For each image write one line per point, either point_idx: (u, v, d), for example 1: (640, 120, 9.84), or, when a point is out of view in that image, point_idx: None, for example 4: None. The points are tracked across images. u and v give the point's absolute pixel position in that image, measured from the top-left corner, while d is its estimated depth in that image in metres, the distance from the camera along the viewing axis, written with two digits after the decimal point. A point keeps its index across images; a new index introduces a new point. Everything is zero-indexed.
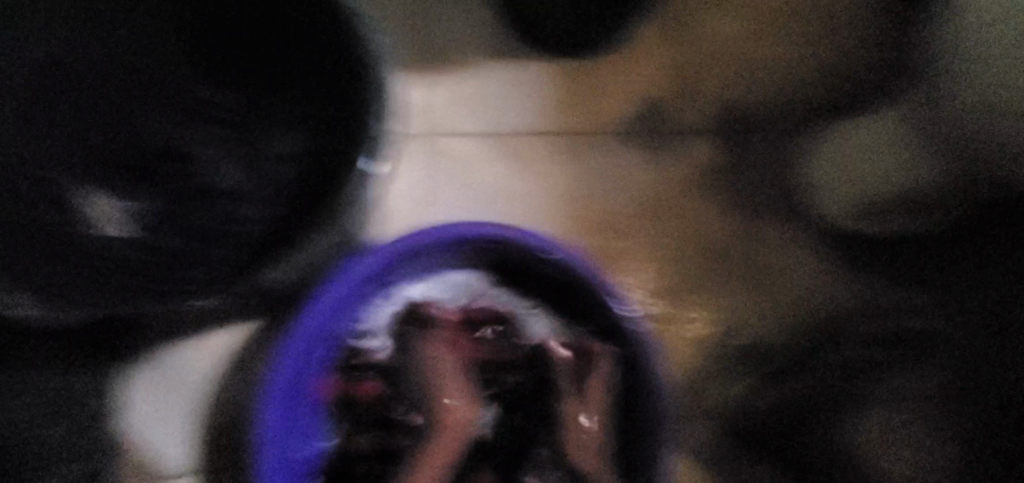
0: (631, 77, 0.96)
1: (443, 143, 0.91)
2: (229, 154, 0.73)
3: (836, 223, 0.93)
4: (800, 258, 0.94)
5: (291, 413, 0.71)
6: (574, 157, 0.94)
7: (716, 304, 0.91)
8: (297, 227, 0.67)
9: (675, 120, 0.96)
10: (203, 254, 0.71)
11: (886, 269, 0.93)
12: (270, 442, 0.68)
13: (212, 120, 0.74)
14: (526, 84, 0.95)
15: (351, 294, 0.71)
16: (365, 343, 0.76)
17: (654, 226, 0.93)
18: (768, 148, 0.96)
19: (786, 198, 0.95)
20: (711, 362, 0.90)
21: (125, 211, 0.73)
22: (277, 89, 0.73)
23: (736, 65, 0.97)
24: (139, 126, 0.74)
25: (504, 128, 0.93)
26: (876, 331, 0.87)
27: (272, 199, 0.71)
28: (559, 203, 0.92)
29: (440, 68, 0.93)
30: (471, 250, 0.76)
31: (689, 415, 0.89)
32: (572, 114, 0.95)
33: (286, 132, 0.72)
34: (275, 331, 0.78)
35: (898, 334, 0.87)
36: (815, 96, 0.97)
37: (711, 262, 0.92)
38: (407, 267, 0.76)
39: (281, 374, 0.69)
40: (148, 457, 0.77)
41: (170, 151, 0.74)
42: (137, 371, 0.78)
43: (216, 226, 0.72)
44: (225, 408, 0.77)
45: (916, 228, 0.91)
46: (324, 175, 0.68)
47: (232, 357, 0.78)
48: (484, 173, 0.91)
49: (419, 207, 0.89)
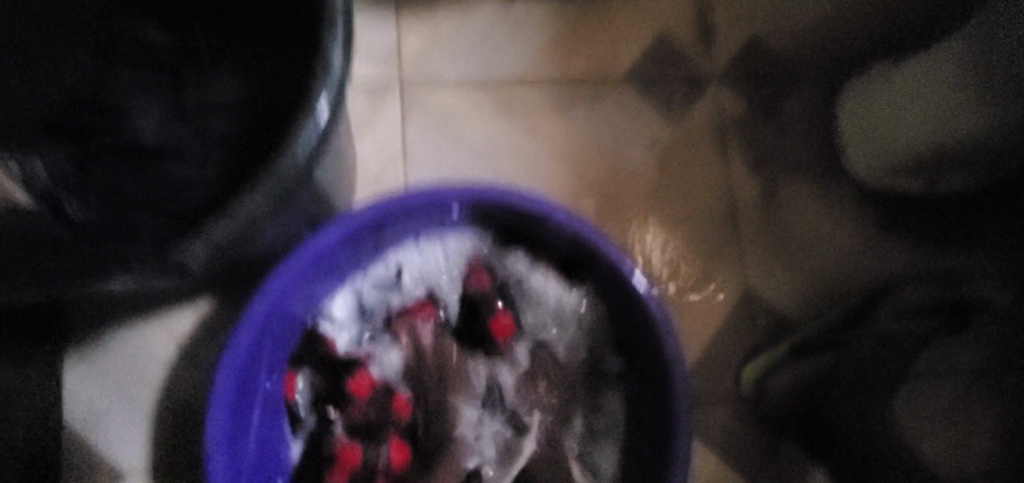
0: (644, 18, 0.85)
1: (429, 96, 0.79)
2: (154, 102, 0.59)
3: (878, 182, 0.82)
4: (833, 221, 0.84)
5: (243, 410, 0.60)
6: (578, 109, 0.82)
7: (739, 274, 0.81)
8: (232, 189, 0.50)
9: (692, 64, 0.84)
10: (125, 228, 0.52)
11: (924, 235, 0.84)
12: (216, 453, 0.56)
13: (133, 63, 0.60)
14: (521, 26, 0.83)
15: (311, 270, 0.61)
16: (330, 327, 0.67)
17: (666, 187, 0.82)
18: (793, 99, 0.85)
19: (815, 155, 0.85)
20: (731, 339, 0.80)
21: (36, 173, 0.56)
22: (215, 22, 0.58)
23: (760, 6, 0.86)
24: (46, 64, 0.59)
25: (495, 77, 0.81)
26: (931, 294, 0.67)
27: (203, 156, 0.55)
28: (558, 163, 0.81)
29: (426, 9, 0.81)
30: (456, 216, 0.66)
31: (705, 401, 0.79)
32: (574, 60, 0.83)
33: (225, 74, 0.57)
34: (235, 313, 0.68)
35: (952, 296, 0.66)
36: (847, 42, 0.87)
37: (731, 226, 0.82)
38: (380, 237, 0.65)
39: (227, 370, 0.56)
40: (87, 462, 0.66)
41: (90, 100, 0.59)
42: (73, 360, 0.67)
43: (138, 191, 0.55)
44: (176, 402, 0.67)
45: (963, 188, 0.80)
46: (269, 121, 0.52)
47: (189, 344, 0.68)
48: (472, 128, 0.80)
49: (396, 168, 0.78)
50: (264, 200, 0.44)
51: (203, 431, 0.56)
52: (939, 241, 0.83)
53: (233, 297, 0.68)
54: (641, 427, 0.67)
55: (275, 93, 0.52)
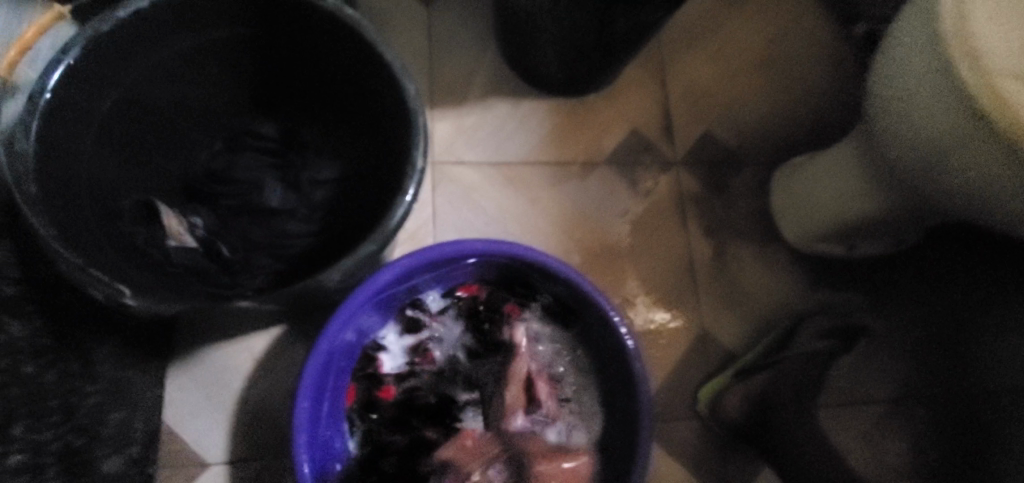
0: (622, 115, 1.10)
1: (455, 172, 1.03)
2: (269, 177, 0.82)
3: (804, 245, 1.05)
4: (771, 274, 1.05)
5: (319, 405, 0.78)
6: (571, 183, 1.06)
7: (697, 315, 1.02)
8: (332, 243, 0.77)
9: (659, 151, 1.09)
10: (246, 265, 0.76)
11: (843, 286, 1.05)
12: (300, 433, 0.74)
13: (253, 149, 0.84)
14: (527, 119, 1.08)
15: (371, 300, 0.81)
16: (380, 352, 0.86)
17: (639, 245, 1.04)
18: (738, 178, 1.09)
19: (757, 221, 1.08)
20: (691, 368, 1.00)
21: (197, 227, 0.78)
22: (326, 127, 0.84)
23: (712, 108, 1.12)
24: (190, 148, 0.84)
25: (507, 157, 1.05)
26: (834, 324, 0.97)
27: (307, 217, 0.80)
28: (554, 224, 1.03)
29: (455, 106, 1.06)
30: (480, 263, 0.87)
31: (670, 418, 0.97)
32: (568, 146, 1.07)
33: (325, 162, 0.82)
34: (301, 333, 0.88)
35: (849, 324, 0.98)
36: (778, 136, 1.12)
37: (690, 278, 1.04)
38: (421, 278, 0.86)
39: (309, 371, 0.75)
40: (180, 451, 0.84)
41: (222, 174, 0.82)
42: (175, 368, 0.86)
43: (257, 238, 0.79)
44: (253, 403, 0.85)
45: (870, 252, 1.03)
46: (366, 196, 0.78)
47: (265, 358, 0.87)
48: (487, 196, 1.03)
49: (428, 225, 1.00)
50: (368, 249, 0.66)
51: (291, 415, 0.74)
52: (859, 290, 1.04)
53: (300, 321, 0.88)
54: (615, 429, 0.86)
55: (370, 176, 0.77)
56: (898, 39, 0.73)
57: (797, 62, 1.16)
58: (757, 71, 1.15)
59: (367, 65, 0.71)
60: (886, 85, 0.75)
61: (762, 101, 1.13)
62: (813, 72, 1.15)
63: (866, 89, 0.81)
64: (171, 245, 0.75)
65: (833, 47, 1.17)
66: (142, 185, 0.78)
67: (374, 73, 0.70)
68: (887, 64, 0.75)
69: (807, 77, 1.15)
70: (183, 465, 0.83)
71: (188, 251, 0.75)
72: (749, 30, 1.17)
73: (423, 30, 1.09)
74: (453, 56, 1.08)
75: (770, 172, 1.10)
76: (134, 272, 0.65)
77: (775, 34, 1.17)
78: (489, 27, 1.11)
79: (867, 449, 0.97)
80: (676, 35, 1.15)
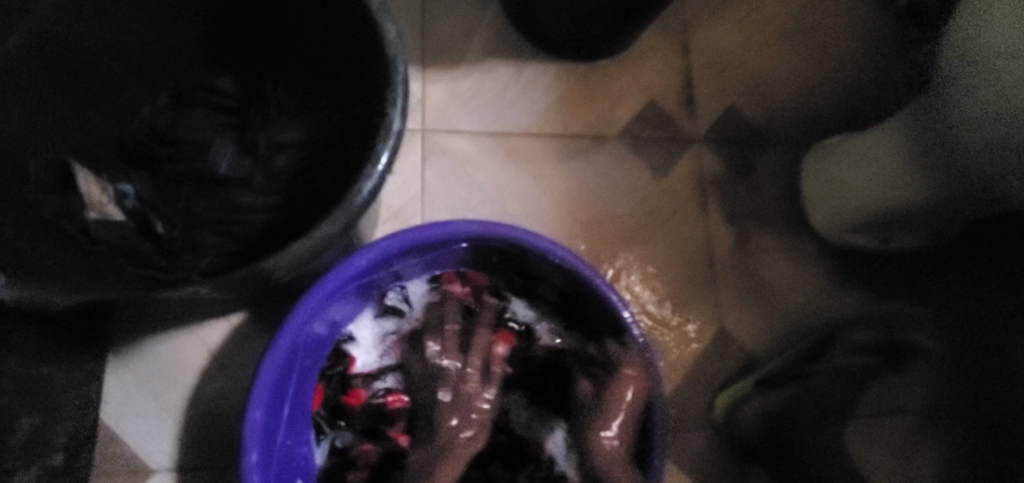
0: (637, 83, 0.97)
1: (447, 142, 0.90)
2: (222, 138, 0.69)
3: (837, 236, 0.93)
4: (796, 269, 0.94)
5: (276, 411, 0.66)
6: (577, 160, 0.93)
7: (715, 312, 0.91)
8: (295, 218, 0.64)
9: (677, 127, 0.97)
10: (190, 242, 0.64)
11: (874, 286, 0.95)
12: (252, 451, 0.61)
13: (205, 105, 0.71)
14: (530, 86, 0.95)
15: (344, 288, 0.68)
16: (350, 347, 0.75)
17: (653, 232, 0.92)
18: (765, 161, 0.97)
19: (784, 209, 0.96)
20: (706, 372, 0.89)
21: (124, 195, 0.64)
22: (291, 81, 0.70)
23: (738, 80, 1.00)
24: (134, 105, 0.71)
25: (507, 128, 0.92)
26: (874, 339, 0.87)
27: (262, 187, 0.67)
28: (558, 206, 0.91)
29: (448, 68, 0.93)
30: (473, 247, 0.74)
31: (682, 429, 0.86)
32: (576, 118, 0.95)
33: (289, 122, 0.69)
34: (265, 325, 0.76)
35: (889, 339, 0.88)
36: (810, 114, 1.00)
37: (708, 271, 0.92)
38: (403, 263, 0.73)
39: (267, 373, 0.63)
40: (117, 457, 0.72)
41: (167, 135, 0.69)
42: (113, 360, 0.74)
43: (201, 211, 0.66)
44: (206, 402, 0.74)
45: (909, 244, 0.92)
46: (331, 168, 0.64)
47: (220, 351, 0.75)
48: (483, 172, 0.90)
49: (416, 204, 0.88)
50: (332, 229, 0.53)
51: (242, 426, 0.61)
52: (893, 294, 0.94)
53: (263, 310, 0.76)
54: None
55: (338, 139, 0.65)
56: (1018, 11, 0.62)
57: (833, 31, 1.03)
58: (788, 40, 1.02)
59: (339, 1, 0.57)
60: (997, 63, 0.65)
61: (793, 74, 1.01)
62: (851, 42, 1.03)
63: (952, 68, 0.72)
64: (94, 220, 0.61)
65: (874, 18, 1.04)
66: (65, 145, 0.66)
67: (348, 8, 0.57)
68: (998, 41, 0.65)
69: (844, 49, 1.02)
70: (121, 474, 0.71)
71: (109, 225, 0.61)
72: None
73: None
74: (449, 10, 0.95)
75: (800, 155, 0.98)
76: (31, 255, 0.54)
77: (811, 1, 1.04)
78: None
79: (894, 467, 0.88)
80: None
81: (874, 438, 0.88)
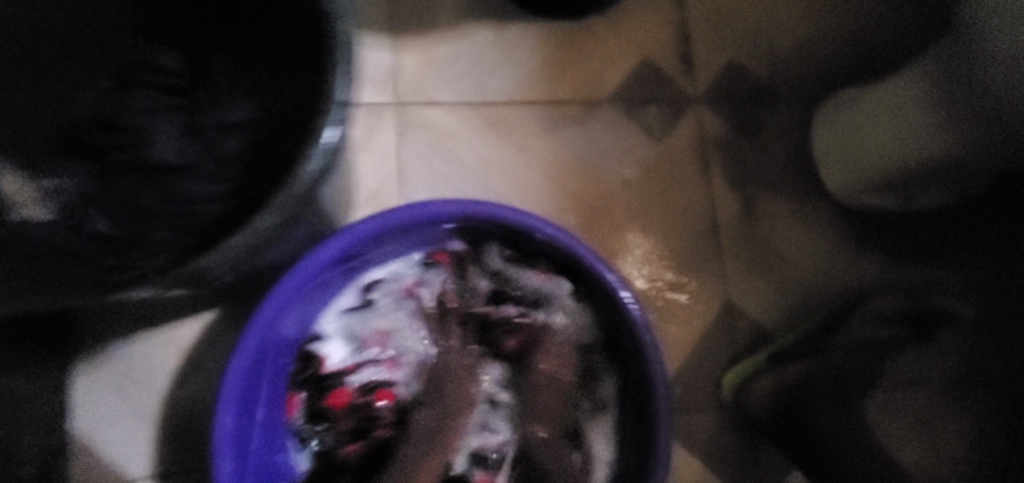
0: (629, 41, 0.89)
1: (423, 116, 0.84)
2: (166, 120, 0.64)
3: (851, 196, 0.87)
4: (809, 235, 0.88)
5: (249, 413, 0.62)
6: (567, 128, 0.86)
7: (721, 285, 0.85)
8: (246, 204, 0.55)
9: (675, 86, 0.89)
10: (140, 240, 0.58)
11: (893, 249, 0.88)
12: (224, 456, 0.59)
13: (146, 84, 0.65)
14: (512, 50, 0.87)
15: (315, 280, 0.63)
16: (320, 346, 0.69)
17: (650, 202, 0.86)
18: (772, 119, 0.90)
19: (794, 171, 0.89)
20: (713, 349, 0.83)
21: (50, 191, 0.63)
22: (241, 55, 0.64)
23: (739, 32, 0.91)
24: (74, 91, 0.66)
25: (488, 97, 0.85)
26: (902, 307, 0.77)
27: (214, 174, 0.61)
28: (547, 179, 0.85)
29: (421, 35, 0.86)
30: (452, 229, 0.69)
31: (689, 411, 0.81)
32: (563, 82, 0.87)
33: (241, 100, 0.62)
34: (239, 321, 0.71)
35: (917, 306, 0.76)
36: (820, 66, 0.91)
37: (713, 242, 0.86)
38: (377, 250, 0.68)
39: (235, 375, 0.59)
40: (93, 466, 0.69)
41: (109, 120, 0.65)
42: (81, 367, 0.70)
43: (148, 203, 0.61)
44: (181, 405, 0.70)
45: (935, 203, 0.84)
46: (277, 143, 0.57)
47: (192, 351, 0.71)
48: (465, 146, 0.84)
49: (394, 184, 0.82)
50: (274, 218, 0.49)
51: (211, 431, 0.58)
52: (916, 258, 0.86)
53: (235, 306, 0.71)
54: (626, 429, 0.69)
55: (288, 114, 0.57)
56: None
57: None
58: None
59: None
60: None
61: (801, 22, 0.92)
62: None
63: None
64: (19, 218, 0.60)
65: None
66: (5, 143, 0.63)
67: None
68: None
69: None
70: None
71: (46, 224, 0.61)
72: None
73: None
74: None
75: (810, 111, 0.90)
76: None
77: None
78: None
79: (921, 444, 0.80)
80: None
81: (900, 412, 0.81)
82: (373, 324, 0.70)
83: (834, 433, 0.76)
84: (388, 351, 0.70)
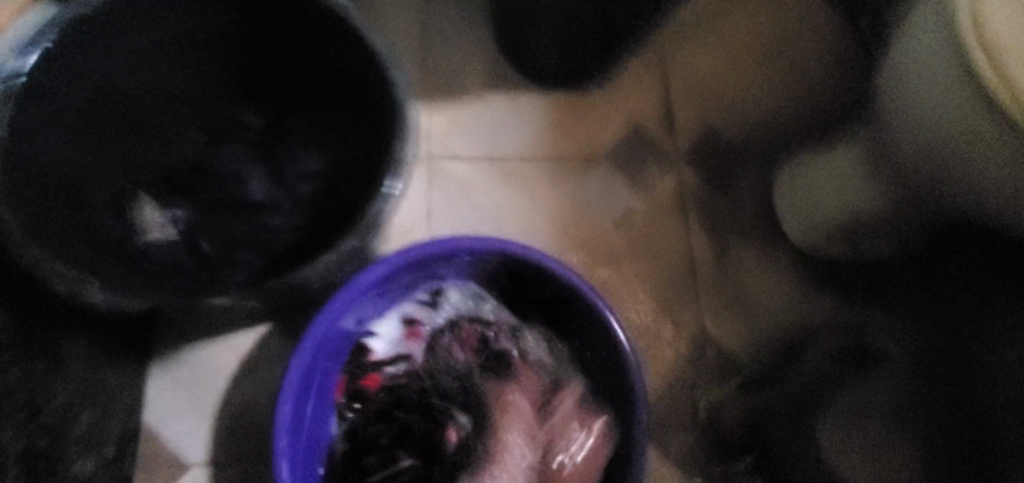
0: (622, 109, 1.07)
1: (447, 166, 1.00)
2: (254, 168, 0.84)
3: (810, 247, 1.01)
4: (773, 276, 1.02)
5: (302, 403, 0.75)
6: (567, 180, 1.02)
7: (698, 317, 0.99)
8: (325, 233, 0.75)
9: (659, 148, 1.06)
10: (228, 259, 0.77)
11: (841, 289, 1.03)
12: (281, 438, 0.70)
13: (239, 140, 0.84)
14: (525, 114, 1.05)
15: (364, 295, 0.77)
16: (368, 341, 0.83)
17: (639, 243, 1.01)
18: (742, 177, 1.06)
19: (760, 221, 1.05)
20: (689, 372, 0.97)
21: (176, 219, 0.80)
22: (314, 119, 0.81)
23: (714, 103, 1.09)
24: (185, 142, 0.83)
25: (503, 152, 1.02)
26: (842, 345, 0.83)
27: (289, 211, 0.79)
28: (550, 222, 1.00)
29: (449, 100, 1.03)
30: (476, 262, 0.83)
31: (666, 425, 0.94)
32: (566, 141, 1.04)
33: (308, 153, 0.81)
34: (290, 332, 0.85)
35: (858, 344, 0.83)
36: (782, 134, 1.09)
37: (690, 280, 1.00)
38: (415, 274, 0.82)
39: (294, 371, 0.72)
40: (157, 453, 0.80)
41: (206, 167, 0.83)
42: (154, 368, 0.83)
43: (237, 232, 0.79)
44: (237, 405, 0.82)
45: (881, 253, 0.98)
46: (342, 195, 0.76)
47: (249, 356, 0.84)
48: (483, 193, 1.00)
49: (421, 223, 0.97)
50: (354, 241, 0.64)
51: (272, 417, 0.70)
52: (856, 299, 1.02)
53: (286, 321, 0.85)
54: None
55: (356, 171, 0.75)
56: (921, 50, 0.70)
57: (802, 58, 1.13)
58: (760, 67, 1.12)
59: (353, 53, 0.69)
60: (906, 91, 0.72)
61: (766, 98, 1.10)
62: (818, 68, 1.13)
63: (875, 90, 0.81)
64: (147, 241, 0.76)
65: (839, 43, 1.14)
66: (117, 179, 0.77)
67: (364, 58, 0.68)
68: (905, 75, 0.73)
69: (812, 73, 1.12)
70: (161, 467, 0.80)
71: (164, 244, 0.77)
72: (752, 25, 1.14)
73: (416, 20, 1.06)
74: (450, 49, 1.06)
75: (774, 171, 1.07)
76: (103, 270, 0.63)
77: (779, 30, 1.14)
78: (486, 19, 1.08)
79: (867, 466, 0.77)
80: (678, 29, 1.13)
81: None
82: (412, 326, 0.85)
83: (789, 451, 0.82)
84: (422, 349, 0.84)
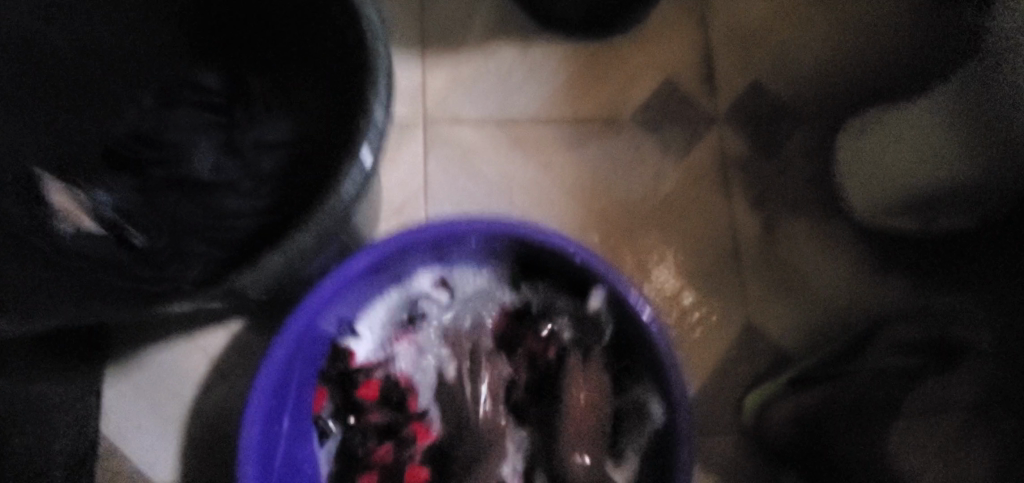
0: (652, 60, 0.90)
1: (447, 130, 0.85)
2: (206, 138, 0.70)
3: (868, 219, 0.87)
4: (829, 256, 0.87)
5: (274, 424, 0.63)
6: (590, 147, 0.87)
7: (741, 305, 0.85)
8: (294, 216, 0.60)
9: (696, 106, 0.90)
10: (179, 252, 0.64)
11: (916, 271, 0.87)
12: (247, 465, 0.59)
13: (191, 102, 0.71)
14: (537, 68, 0.88)
15: (349, 288, 0.64)
16: (351, 339, 0.71)
17: (675, 220, 0.86)
18: (794, 140, 0.90)
19: (816, 193, 0.89)
20: (735, 366, 0.83)
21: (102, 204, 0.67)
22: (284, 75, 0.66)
23: (762, 53, 0.92)
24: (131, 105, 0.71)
25: (513, 114, 0.87)
26: (918, 336, 0.76)
27: (254, 190, 0.66)
28: (570, 196, 0.86)
29: (449, 53, 0.87)
30: (483, 245, 0.69)
31: (708, 431, 0.81)
32: (587, 99, 0.88)
33: (274, 120, 0.67)
34: (265, 332, 0.73)
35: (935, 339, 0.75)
36: (844, 88, 0.92)
37: (732, 260, 0.86)
38: (413, 257, 0.69)
39: (261, 386, 0.60)
40: (118, 471, 0.70)
41: (151, 137, 0.70)
42: (111, 374, 0.72)
43: (192, 219, 0.65)
44: (204, 414, 0.72)
45: (961, 225, 0.84)
46: (314, 169, 0.61)
47: (218, 359, 0.72)
48: (489, 162, 0.85)
49: (418, 199, 0.83)
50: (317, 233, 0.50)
51: (236, 443, 0.59)
52: (935, 282, 0.86)
53: (261, 318, 0.72)
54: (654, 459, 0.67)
55: (329, 139, 0.60)
56: None
57: None
58: (817, 7, 0.94)
59: None
60: None
61: (823, 45, 0.93)
62: (887, 7, 0.94)
63: None
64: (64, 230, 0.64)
65: None
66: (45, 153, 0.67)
67: None
68: None
69: (880, 14, 0.94)
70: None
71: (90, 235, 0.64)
72: None
73: None
74: None
75: (834, 133, 0.90)
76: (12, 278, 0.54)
77: None
78: None
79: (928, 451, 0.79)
80: None
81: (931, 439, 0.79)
82: (403, 320, 0.73)
83: (850, 435, 0.76)
84: (412, 351, 0.72)
